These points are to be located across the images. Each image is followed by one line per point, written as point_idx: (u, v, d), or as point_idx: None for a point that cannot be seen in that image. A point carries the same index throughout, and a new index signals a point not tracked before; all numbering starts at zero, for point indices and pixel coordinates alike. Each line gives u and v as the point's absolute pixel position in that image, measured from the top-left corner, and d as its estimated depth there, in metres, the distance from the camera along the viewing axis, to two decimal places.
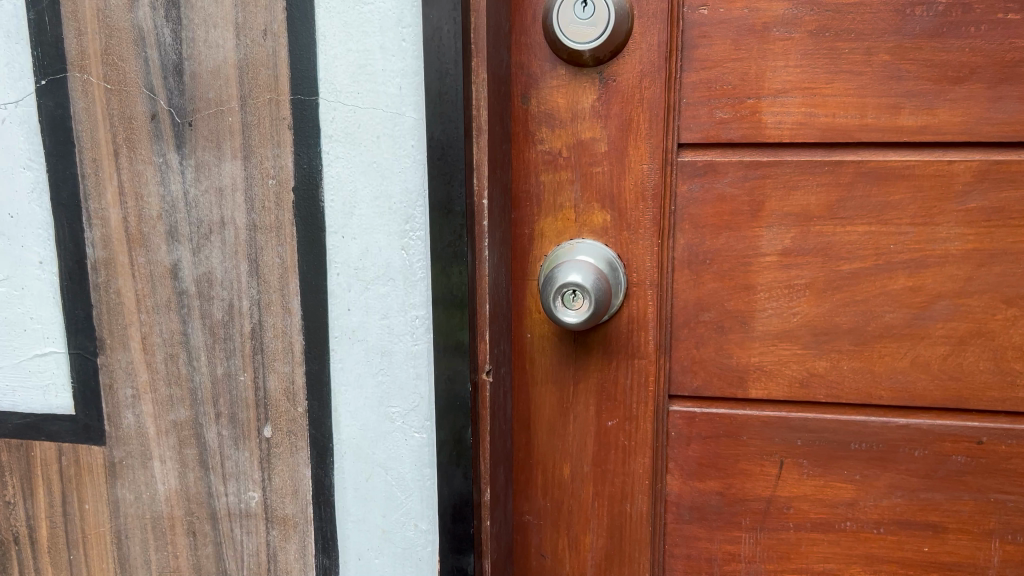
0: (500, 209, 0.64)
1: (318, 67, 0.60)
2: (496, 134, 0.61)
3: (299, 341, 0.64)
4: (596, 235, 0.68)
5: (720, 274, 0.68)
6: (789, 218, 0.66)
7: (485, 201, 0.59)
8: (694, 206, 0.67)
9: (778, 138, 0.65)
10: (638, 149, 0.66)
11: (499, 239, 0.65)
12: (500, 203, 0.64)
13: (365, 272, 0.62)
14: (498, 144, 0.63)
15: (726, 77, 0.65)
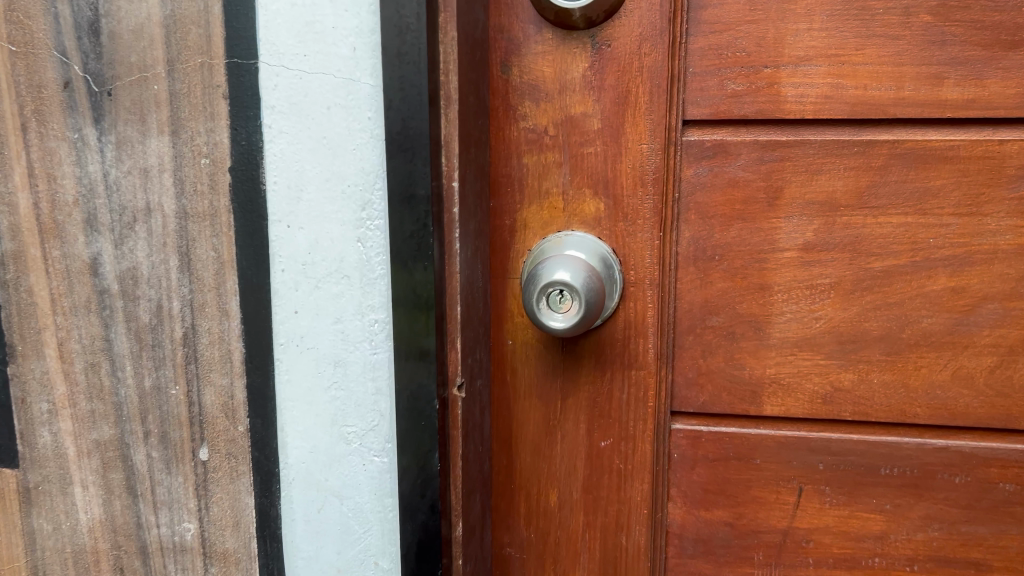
0: (473, 196, 0.55)
1: (256, 25, 0.51)
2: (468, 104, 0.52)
3: (238, 350, 0.55)
4: (588, 226, 0.59)
5: (731, 272, 0.59)
6: (812, 207, 0.57)
7: (455, 184, 0.50)
8: (700, 193, 0.58)
9: (799, 114, 0.56)
10: (636, 127, 0.57)
11: (472, 229, 0.55)
12: (474, 189, 0.55)
13: (314, 268, 0.53)
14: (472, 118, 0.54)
15: (739, 43, 0.55)
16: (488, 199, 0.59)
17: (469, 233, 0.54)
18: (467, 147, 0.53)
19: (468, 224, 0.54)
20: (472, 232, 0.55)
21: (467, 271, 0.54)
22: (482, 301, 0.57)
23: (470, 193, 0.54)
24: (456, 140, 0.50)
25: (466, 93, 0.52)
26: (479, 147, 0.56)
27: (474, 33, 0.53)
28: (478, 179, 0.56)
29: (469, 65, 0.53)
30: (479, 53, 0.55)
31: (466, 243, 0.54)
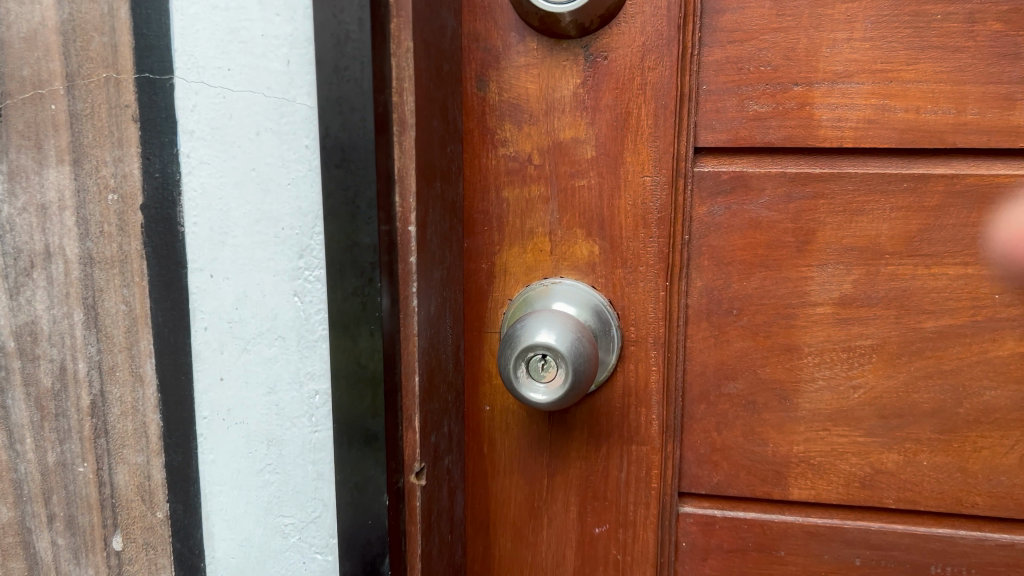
0: (439, 239, 0.45)
1: (172, 33, 0.42)
2: (431, 129, 0.43)
3: (155, 423, 0.46)
4: (579, 273, 0.49)
5: (752, 330, 0.49)
6: (850, 253, 0.47)
7: (411, 229, 0.41)
8: (715, 235, 0.48)
9: (836, 142, 0.46)
10: (638, 156, 0.47)
11: (437, 279, 0.45)
12: (439, 231, 0.45)
13: (243, 328, 0.44)
14: (438, 144, 0.44)
15: (764, 55, 0.46)
16: (461, 240, 0.49)
17: (434, 284, 0.45)
18: (429, 182, 0.43)
19: (432, 274, 0.44)
20: (438, 282, 0.45)
21: (429, 332, 0.44)
22: (452, 362, 0.48)
23: (434, 237, 0.45)
24: (412, 175, 0.41)
25: (430, 115, 0.43)
26: (448, 181, 0.46)
27: (440, 43, 0.44)
28: (446, 217, 0.46)
29: (433, 81, 0.43)
30: (447, 66, 0.45)
31: (428, 300, 0.44)
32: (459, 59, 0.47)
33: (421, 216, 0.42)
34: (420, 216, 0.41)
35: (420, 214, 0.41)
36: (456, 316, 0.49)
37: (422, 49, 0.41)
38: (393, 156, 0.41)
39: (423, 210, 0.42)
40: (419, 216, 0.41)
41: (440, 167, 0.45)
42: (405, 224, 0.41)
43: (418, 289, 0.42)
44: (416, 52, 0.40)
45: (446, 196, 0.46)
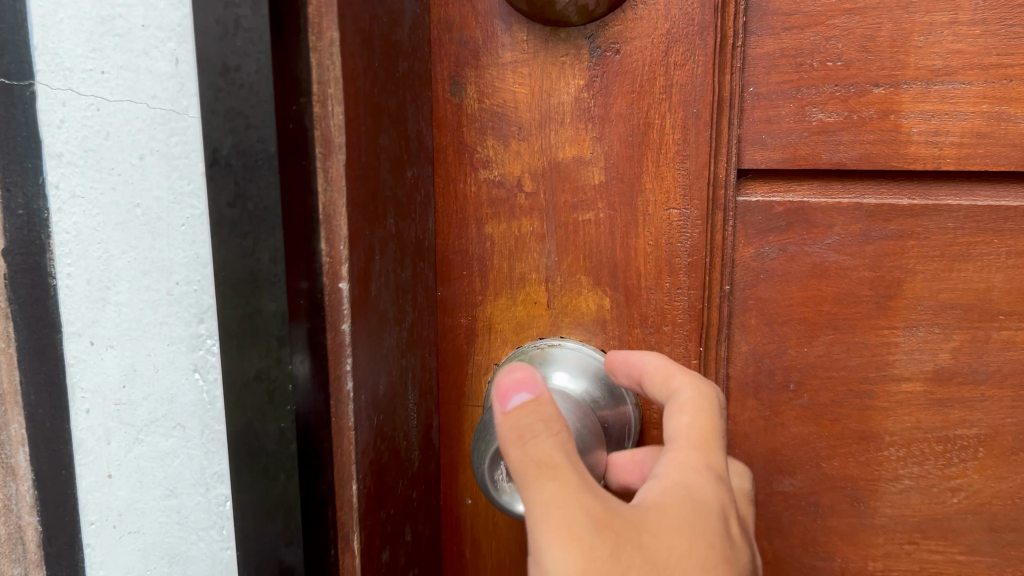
0: (391, 293, 0.34)
1: (27, 22, 0.31)
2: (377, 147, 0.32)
3: (32, 530, 0.35)
4: (585, 333, 0.38)
5: (814, 411, 0.37)
6: (949, 312, 0.35)
7: (343, 287, 0.29)
8: (763, 285, 0.36)
9: (932, 164, 0.34)
10: (661, 183, 0.35)
11: (391, 345, 0.34)
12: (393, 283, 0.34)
13: (132, 412, 0.33)
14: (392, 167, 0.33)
15: (832, 45, 0.34)
16: (433, 286, 0.38)
17: (387, 350, 0.34)
18: (373, 221, 0.32)
19: (382, 340, 0.33)
20: (394, 345, 0.34)
21: (377, 417, 0.33)
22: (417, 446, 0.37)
23: (384, 292, 0.33)
24: (341, 214, 0.29)
25: (380, 129, 0.32)
26: (406, 217, 0.35)
27: (388, 34, 0.32)
28: (405, 262, 0.35)
29: (377, 86, 0.32)
30: (404, 63, 0.34)
31: (377, 375, 0.33)
32: (426, 55, 0.36)
33: (359, 268, 0.31)
34: (356, 269, 0.30)
35: (356, 266, 0.30)
36: (423, 389, 0.37)
37: (356, 44, 0.30)
38: (315, 187, 0.29)
39: (363, 258, 0.31)
40: (353, 270, 0.30)
41: (394, 199, 0.34)
42: (333, 280, 0.29)
43: (354, 369, 0.30)
44: (344, 47, 0.28)
45: (404, 236, 0.35)
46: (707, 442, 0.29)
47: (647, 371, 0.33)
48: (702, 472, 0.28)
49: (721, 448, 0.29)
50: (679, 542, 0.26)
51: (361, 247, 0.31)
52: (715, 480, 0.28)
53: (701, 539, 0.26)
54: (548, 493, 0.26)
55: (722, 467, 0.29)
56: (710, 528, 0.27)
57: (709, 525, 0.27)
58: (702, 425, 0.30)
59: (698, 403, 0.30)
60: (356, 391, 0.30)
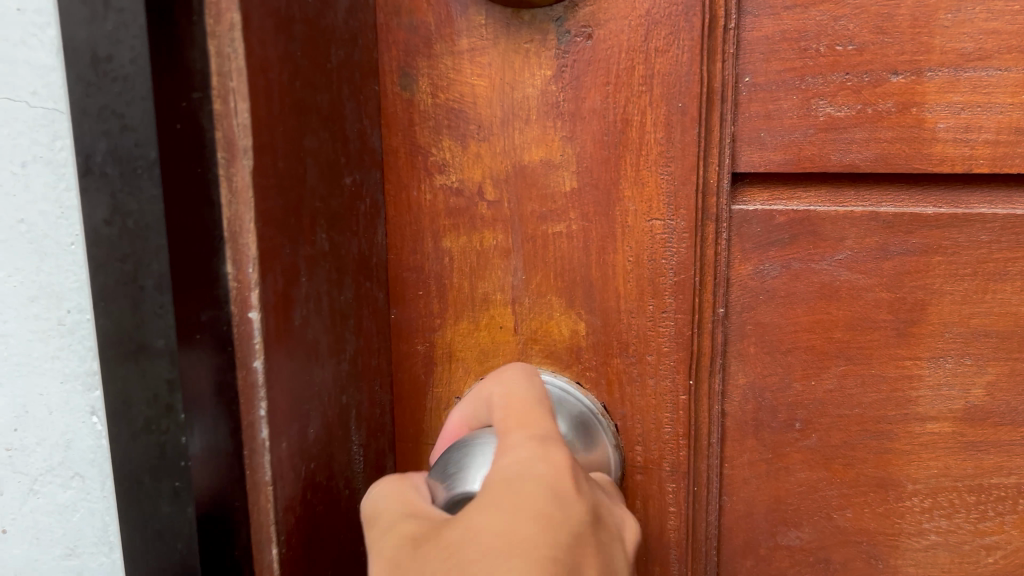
0: (329, 317, 0.28)
1: None
2: (305, 148, 0.26)
3: None
4: (558, 364, 0.32)
5: (824, 454, 0.32)
6: (984, 340, 0.30)
7: (253, 317, 0.24)
8: (764, 308, 0.31)
9: (962, 166, 0.29)
10: (641, 190, 0.30)
11: (327, 382, 0.28)
12: (332, 308, 0.28)
13: (25, 459, 0.29)
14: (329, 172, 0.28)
15: (842, 27, 0.29)
16: (386, 305, 0.33)
17: (323, 385, 0.28)
18: (296, 237, 0.26)
19: (313, 377, 0.28)
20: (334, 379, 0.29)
21: (311, 463, 0.28)
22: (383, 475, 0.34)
23: (316, 318, 0.28)
24: (249, 230, 0.24)
25: (309, 127, 0.26)
26: (344, 230, 0.29)
27: (315, 16, 0.26)
28: (344, 283, 0.29)
29: (302, 74, 0.26)
30: (337, 52, 0.28)
31: (308, 417, 0.27)
32: (370, 42, 0.31)
33: (275, 295, 0.25)
34: (271, 296, 0.25)
35: (271, 292, 0.25)
36: (372, 429, 0.32)
37: (265, 28, 0.24)
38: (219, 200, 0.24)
39: (281, 282, 0.25)
40: (266, 297, 0.24)
41: (327, 209, 0.28)
42: (243, 310, 0.24)
43: (270, 416, 0.25)
44: (249, 29, 0.23)
45: (343, 252, 0.29)
46: (527, 419, 0.25)
47: (463, 419, 0.28)
48: (523, 447, 0.23)
49: (547, 420, 0.25)
50: (486, 510, 0.21)
51: (279, 269, 0.25)
52: (540, 446, 0.23)
53: (513, 505, 0.22)
54: (381, 543, 0.24)
55: (555, 438, 0.24)
56: (526, 492, 0.22)
57: (530, 492, 0.22)
58: (520, 409, 0.25)
59: (508, 395, 0.26)
60: (275, 441, 0.25)
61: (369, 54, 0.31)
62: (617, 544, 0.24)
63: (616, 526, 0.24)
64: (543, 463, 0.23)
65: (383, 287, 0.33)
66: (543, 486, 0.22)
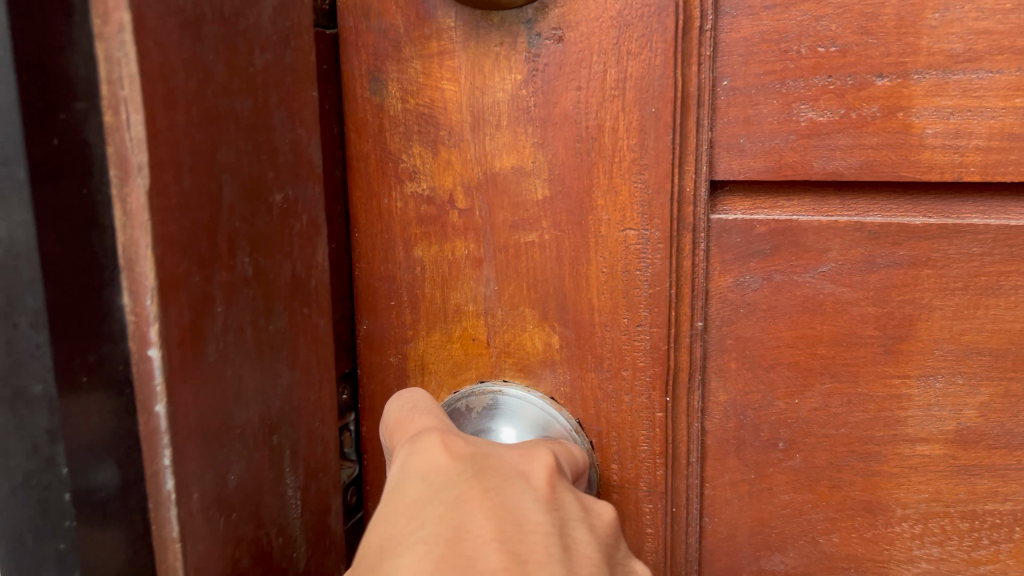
0: (260, 348, 0.25)
1: None
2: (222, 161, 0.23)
3: None
4: (532, 378, 0.31)
5: (808, 475, 0.30)
6: (976, 358, 0.28)
7: (154, 355, 0.21)
8: (745, 322, 0.30)
9: (952, 174, 0.27)
10: (614, 199, 0.29)
11: (254, 423, 0.25)
12: (260, 338, 0.25)
13: None
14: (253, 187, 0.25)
15: (825, 28, 0.27)
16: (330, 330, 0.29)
17: (250, 428, 0.25)
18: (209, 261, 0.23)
19: (233, 421, 0.24)
20: (264, 418, 0.26)
21: (232, 514, 0.24)
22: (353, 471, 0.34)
23: (239, 351, 0.24)
24: (147, 258, 0.20)
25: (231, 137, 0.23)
26: (278, 252, 0.26)
27: (231, 15, 0.23)
28: (276, 311, 0.26)
29: (214, 81, 0.23)
30: (261, 55, 0.24)
31: (228, 464, 0.24)
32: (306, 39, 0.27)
33: (178, 329, 0.22)
34: (174, 331, 0.22)
35: (175, 325, 0.22)
36: (315, 471, 0.28)
37: (165, 27, 0.20)
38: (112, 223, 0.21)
39: (189, 314, 0.22)
40: (169, 332, 0.21)
41: (251, 230, 0.25)
42: (141, 347, 0.21)
43: (175, 466, 0.22)
44: (141, 31, 0.20)
45: (271, 277, 0.26)
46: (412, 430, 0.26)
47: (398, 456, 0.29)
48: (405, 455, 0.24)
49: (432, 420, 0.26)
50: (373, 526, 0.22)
51: (186, 300, 0.22)
52: (415, 444, 0.24)
53: (390, 505, 0.22)
54: None
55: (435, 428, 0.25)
56: (400, 494, 0.22)
57: (402, 488, 0.22)
58: (405, 425, 0.26)
59: (386, 416, 0.28)
60: (181, 492, 0.22)
61: (308, 58, 0.27)
62: (521, 480, 0.22)
63: (513, 468, 0.22)
64: (416, 458, 0.23)
65: (325, 312, 0.29)
66: (416, 481, 0.22)
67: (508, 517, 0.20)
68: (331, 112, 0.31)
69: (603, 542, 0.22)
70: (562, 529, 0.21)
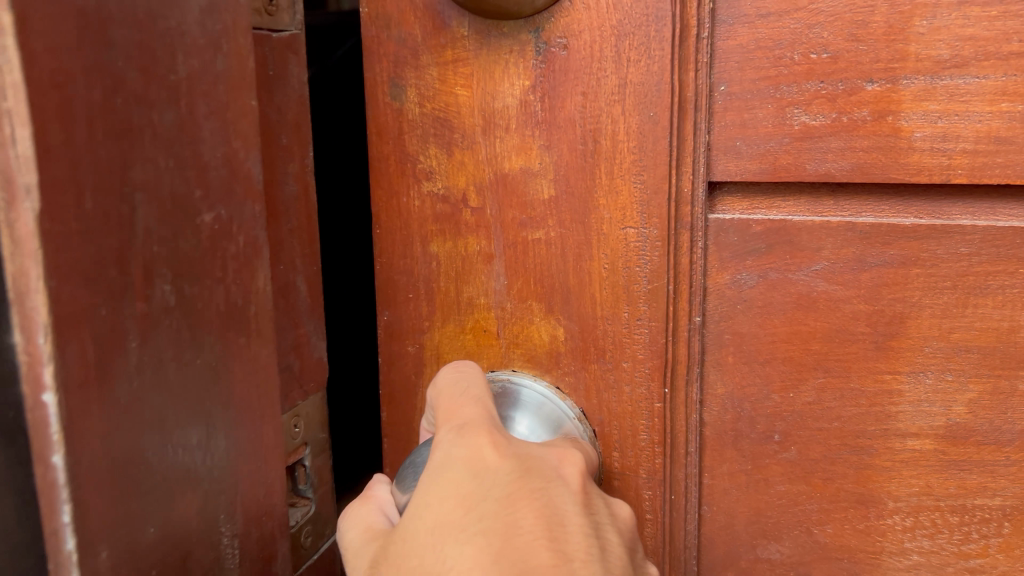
0: (188, 383, 0.23)
1: None
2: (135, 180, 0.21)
3: None
4: (539, 368, 0.33)
5: (803, 467, 0.31)
6: (965, 356, 0.29)
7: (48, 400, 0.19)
8: (742, 318, 0.31)
9: (940, 176, 0.28)
10: (615, 199, 0.30)
11: (179, 466, 0.23)
12: (188, 373, 0.23)
13: None
14: (176, 209, 0.23)
15: (817, 35, 0.28)
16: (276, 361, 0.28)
17: (173, 478, 0.23)
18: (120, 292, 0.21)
19: (153, 466, 0.22)
20: (187, 465, 0.23)
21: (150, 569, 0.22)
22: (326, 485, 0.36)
23: (159, 388, 0.22)
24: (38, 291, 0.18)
25: (150, 154, 0.22)
26: (198, 277, 0.24)
27: (149, 16, 0.21)
28: (200, 345, 0.24)
29: (124, 91, 0.21)
30: (185, 61, 0.23)
31: (148, 514, 0.22)
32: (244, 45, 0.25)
33: (82, 371, 0.20)
34: (75, 372, 0.20)
35: (75, 365, 0.20)
36: (255, 517, 0.27)
37: (60, 32, 0.19)
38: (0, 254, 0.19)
39: (93, 352, 0.20)
40: (66, 374, 0.19)
41: (171, 254, 0.23)
42: (36, 390, 0.19)
43: (76, 523, 0.20)
44: (25, 32, 0.18)
45: (197, 305, 0.24)
46: (455, 412, 0.28)
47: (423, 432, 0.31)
48: (450, 441, 0.26)
49: (474, 406, 0.28)
50: (424, 511, 0.24)
51: (91, 335, 0.20)
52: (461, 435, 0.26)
53: (438, 493, 0.24)
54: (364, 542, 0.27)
55: (477, 418, 0.27)
56: (450, 482, 0.24)
57: (452, 481, 0.24)
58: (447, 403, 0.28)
59: (438, 386, 0.30)
60: (85, 553, 0.20)
61: (242, 63, 0.25)
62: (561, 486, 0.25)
63: (554, 473, 0.25)
64: (461, 448, 0.25)
65: (271, 342, 0.27)
66: (466, 474, 0.25)
67: (554, 521, 0.24)
68: (278, 122, 0.30)
69: (627, 542, 0.26)
70: (597, 530, 0.25)
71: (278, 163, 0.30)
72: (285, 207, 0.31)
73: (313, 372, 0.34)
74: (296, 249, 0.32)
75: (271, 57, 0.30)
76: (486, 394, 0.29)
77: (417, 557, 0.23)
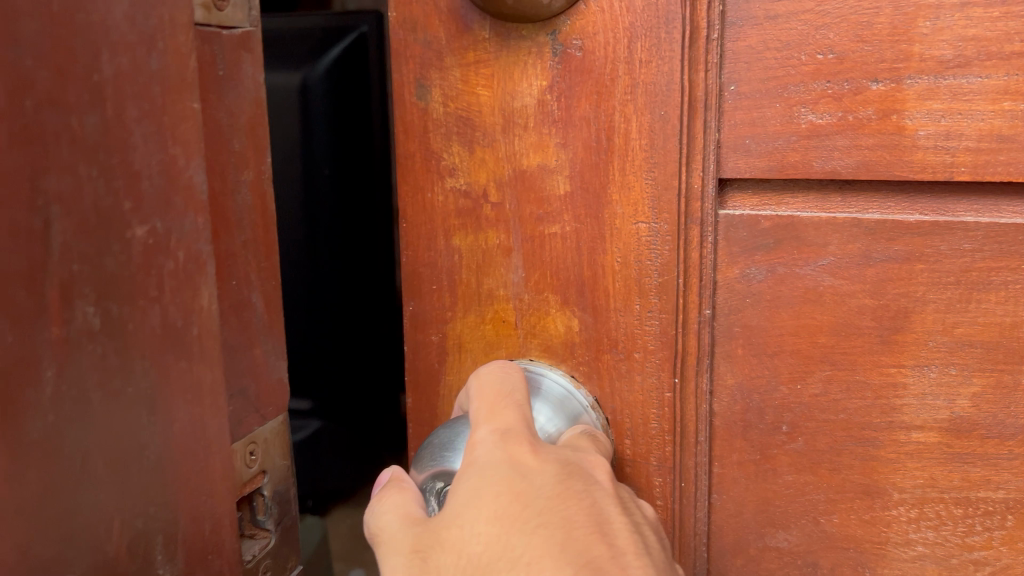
0: (110, 403, 0.23)
1: None
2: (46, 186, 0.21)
3: None
4: (555, 358, 0.34)
5: (810, 458, 0.32)
6: (968, 350, 0.30)
7: None
8: (751, 311, 0.32)
9: (943, 173, 0.29)
10: (627, 194, 0.31)
11: (104, 492, 0.23)
12: (108, 394, 0.23)
13: None
14: (93, 219, 0.23)
15: (823, 37, 0.29)
16: (222, 384, 0.28)
17: (99, 509, 0.23)
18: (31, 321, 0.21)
19: (76, 498, 0.22)
20: (116, 495, 0.24)
21: None
22: (292, 511, 0.35)
23: (82, 417, 0.22)
24: None
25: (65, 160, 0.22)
26: (124, 295, 0.24)
27: (67, 11, 0.22)
28: (131, 374, 0.24)
29: (34, 94, 0.21)
30: (111, 60, 0.23)
31: (69, 546, 0.22)
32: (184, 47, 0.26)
33: None
34: None
35: None
36: (198, 554, 0.27)
37: None
38: None
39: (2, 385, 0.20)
40: None
41: (95, 275, 0.23)
42: None
43: None
44: None
45: (128, 327, 0.24)
46: (495, 414, 0.29)
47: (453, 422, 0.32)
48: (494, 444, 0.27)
49: (513, 411, 0.29)
50: (477, 504, 0.25)
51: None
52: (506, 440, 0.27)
53: (490, 489, 0.25)
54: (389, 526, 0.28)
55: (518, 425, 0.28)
56: (504, 480, 0.26)
57: (505, 480, 0.26)
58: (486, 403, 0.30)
59: (481, 379, 0.31)
60: None
61: (182, 63, 0.25)
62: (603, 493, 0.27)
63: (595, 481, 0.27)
64: (507, 452, 0.27)
65: (214, 353, 0.27)
66: (518, 475, 0.26)
67: (601, 523, 0.26)
68: (229, 127, 0.30)
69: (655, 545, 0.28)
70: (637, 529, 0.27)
71: (230, 170, 0.30)
72: (237, 217, 0.30)
73: (271, 396, 0.33)
74: (252, 264, 0.31)
75: (221, 56, 0.29)
76: (526, 402, 0.30)
77: (482, 544, 0.24)
